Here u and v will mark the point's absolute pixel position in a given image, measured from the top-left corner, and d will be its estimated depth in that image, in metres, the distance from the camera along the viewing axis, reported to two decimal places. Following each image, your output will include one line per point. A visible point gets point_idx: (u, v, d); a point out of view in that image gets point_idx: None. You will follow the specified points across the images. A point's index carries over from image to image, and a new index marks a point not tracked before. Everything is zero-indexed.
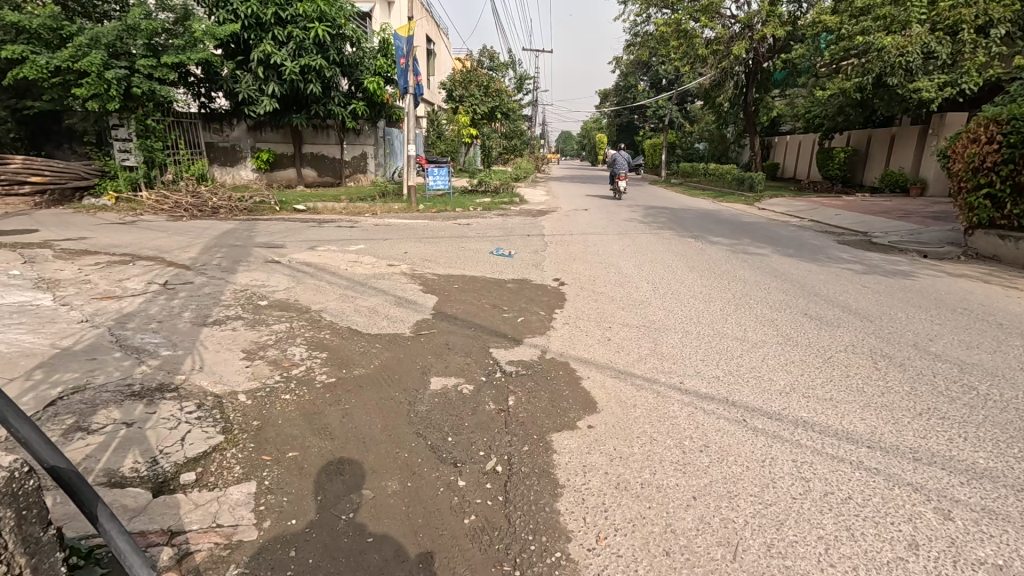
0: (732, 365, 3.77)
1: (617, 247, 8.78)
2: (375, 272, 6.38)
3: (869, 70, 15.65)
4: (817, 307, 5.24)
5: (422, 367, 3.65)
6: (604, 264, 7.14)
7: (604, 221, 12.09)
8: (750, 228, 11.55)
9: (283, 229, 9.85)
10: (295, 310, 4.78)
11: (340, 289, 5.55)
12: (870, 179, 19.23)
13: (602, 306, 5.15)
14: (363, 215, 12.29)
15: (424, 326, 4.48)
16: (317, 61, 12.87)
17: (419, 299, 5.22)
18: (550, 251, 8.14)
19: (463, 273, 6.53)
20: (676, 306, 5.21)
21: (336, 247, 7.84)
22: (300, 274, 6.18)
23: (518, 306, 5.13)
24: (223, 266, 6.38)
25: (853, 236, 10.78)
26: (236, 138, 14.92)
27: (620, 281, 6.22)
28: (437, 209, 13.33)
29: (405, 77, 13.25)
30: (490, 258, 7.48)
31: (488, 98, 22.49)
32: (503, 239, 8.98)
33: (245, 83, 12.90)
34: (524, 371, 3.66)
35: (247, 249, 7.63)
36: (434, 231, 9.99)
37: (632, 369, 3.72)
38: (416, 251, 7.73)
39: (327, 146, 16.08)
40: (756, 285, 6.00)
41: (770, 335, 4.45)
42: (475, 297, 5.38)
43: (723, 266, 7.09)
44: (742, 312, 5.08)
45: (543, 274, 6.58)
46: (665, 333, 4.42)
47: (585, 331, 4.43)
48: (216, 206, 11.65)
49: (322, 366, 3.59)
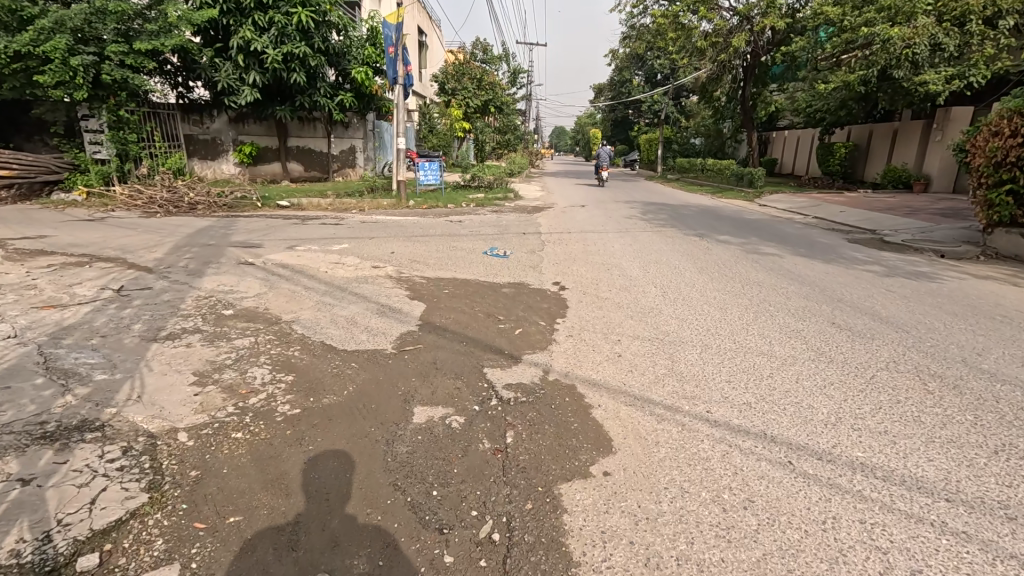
0: (763, 389, 3.27)
1: (618, 246, 8.28)
2: (357, 275, 5.83)
3: (874, 62, 15.18)
4: (845, 315, 4.76)
5: (405, 392, 3.11)
6: (606, 266, 6.63)
7: (602, 218, 11.56)
8: (754, 226, 11.09)
9: (263, 227, 9.26)
10: (263, 321, 4.22)
11: (317, 295, 5.00)
12: (871, 175, 18.86)
13: (608, 315, 4.64)
14: (350, 211, 11.70)
15: (409, 340, 3.94)
16: (301, 49, 12.20)
17: (404, 307, 4.68)
18: (548, 251, 7.63)
19: (454, 276, 5.99)
20: (690, 314, 4.71)
21: (318, 247, 7.27)
22: (274, 278, 5.61)
23: (516, 315, 4.61)
24: (190, 268, 5.80)
25: (862, 234, 10.35)
26: (217, 130, 14.22)
27: (625, 284, 5.71)
28: (428, 205, 12.77)
29: (394, 66, 12.66)
30: (484, 258, 6.94)
31: (481, 91, 22.14)
32: (497, 237, 8.46)
33: (225, 72, 12.22)
34: (524, 396, 3.14)
35: (220, 249, 7.05)
36: (425, 229, 9.43)
37: (649, 392, 3.21)
38: (404, 251, 7.17)
39: (314, 139, 15.43)
40: (774, 291, 5.52)
41: (800, 349, 3.95)
42: (467, 305, 4.85)
43: (735, 268, 6.59)
44: (764, 321, 4.58)
45: (541, 277, 6.06)
46: (682, 348, 3.91)
47: (592, 346, 3.92)
48: (193, 202, 11.01)
49: (286, 392, 3.04)
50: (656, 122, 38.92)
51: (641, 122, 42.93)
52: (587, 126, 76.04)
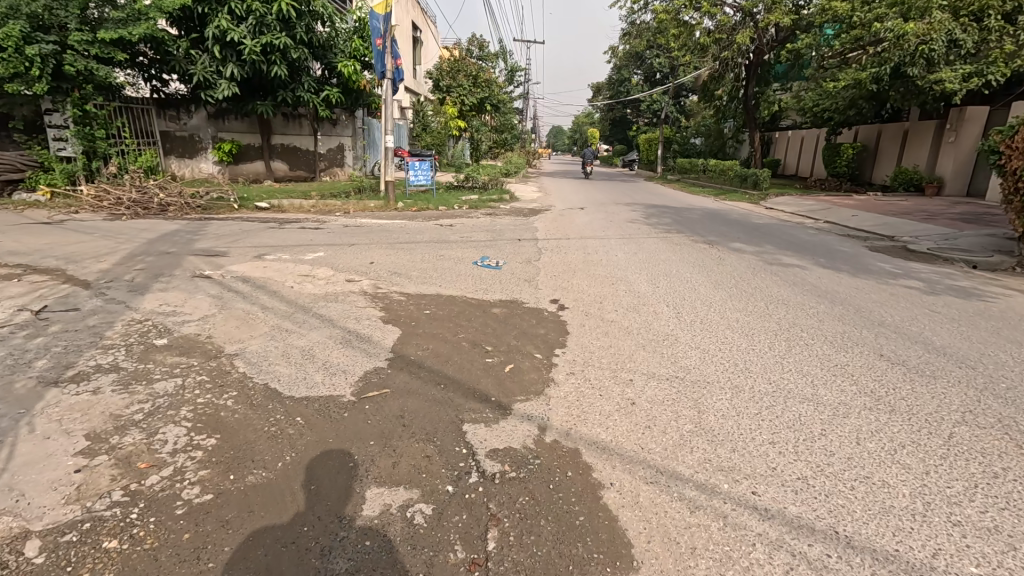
0: (821, 458, 2.55)
1: (622, 254, 7.59)
2: (326, 293, 5.10)
3: (886, 59, 14.53)
4: (891, 345, 4.06)
5: (358, 465, 2.40)
6: (610, 279, 5.92)
7: (603, 222, 10.82)
8: (765, 231, 10.39)
9: (235, 231, 8.49)
10: (199, 355, 3.49)
11: (274, 318, 4.27)
12: (879, 176, 18.24)
13: (616, 345, 3.93)
14: (334, 213, 10.98)
15: (374, 383, 3.20)
16: (282, 40, 11.43)
17: (374, 335, 3.94)
18: (544, 260, 6.94)
19: (439, 292, 5.27)
20: (711, 344, 4.00)
21: (289, 257, 6.53)
22: (230, 294, 4.88)
23: (508, 345, 3.88)
24: (134, 284, 5.06)
25: (881, 241, 9.68)
26: (195, 127, 13.43)
27: (633, 304, 5.00)
28: (418, 207, 12.03)
29: (383, 60, 11.93)
30: (473, 270, 6.22)
31: (477, 88, 21.39)
32: (489, 245, 7.73)
33: (201, 64, 11.49)
34: (514, 469, 2.40)
35: (178, 258, 6.31)
36: (412, 234, 8.71)
37: (675, 461, 2.50)
38: (384, 261, 6.44)
39: (300, 137, 14.69)
40: (804, 313, 4.83)
41: (850, 392, 3.26)
42: (451, 330, 4.15)
43: (754, 283, 5.89)
44: (799, 353, 3.89)
45: (538, 293, 5.33)
46: (708, 393, 3.20)
47: (599, 388, 3.21)
48: (163, 204, 10.23)
49: (199, 467, 2.31)
50: (655, 122, 38.21)
51: (640, 122, 42.30)
52: (585, 126, 75.56)
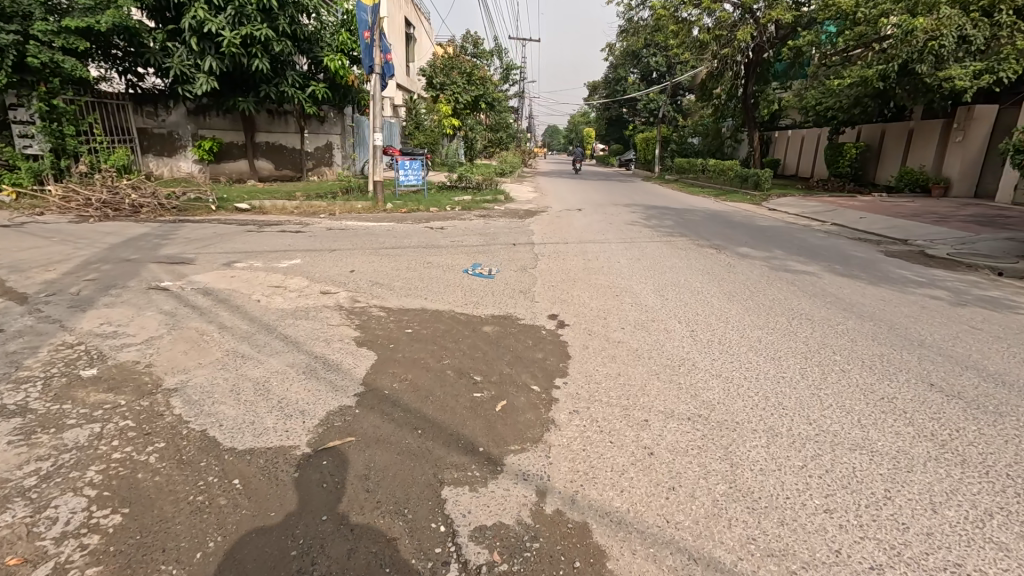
0: (897, 536, 2.02)
1: (624, 260, 7.07)
2: (296, 308, 4.53)
3: (893, 56, 14.09)
4: (940, 371, 3.55)
5: (301, 555, 1.84)
6: (614, 290, 5.40)
7: (602, 225, 10.29)
8: (772, 234, 9.89)
9: (209, 235, 7.90)
10: (131, 390, 2.92)
11: (231, 341, 3.69)
12: (883, 177, 17.81)
13: (626, 373, 3.40)
14: (318, 215, 10.40)
15: (338, 428, 2.63)
16: (263, 31, 10.82)
17: (344, 364, 3.38)
18: (541, 267, 6.41)
19: (424, 306, 4.73)
20: (734, 371, 3.47)
21: (260, 265, 5.95)
22: (186, 310, 4.30)
23: (500, 373, 3.33)
24: (78, 298, 4.47)
25: (894, 244, 9.22)
26: (174, 123, 12.77)
27: (640, 319, 4.47)
28: (408, 208, 11.47)
29: (370, 53, 11.35)
30: (464, 280, 5.66)
31: (471, 86, 20.78)
32: (482, 251, 7.18)
33: (177, 57, 10.88)
34: (505, 559, 1.86)
35: (137, 266, 5.71)
36: (399, 238, 8.16)
37: (713, 544, 1.96)
38: (365, 270, 5.87)
39: (285, 135, 14.10)
40: (831, 330, 4.33)
41: (907, 436, 2.74)
42: (436, 354, 3.60)
43: (770, 294, 5.39)
44: (836, 381, 3.37)
45: (534, 307, 4.78)
46: (741, 439, 2.67)
47: (610, 435, 2.67)
48: (134, 205, 9.59)
49: (87, 565, 1.75)
50: (652, 121, 37.72)
51: (636, 122, 41.82)
52: (581, 125, 75.12)
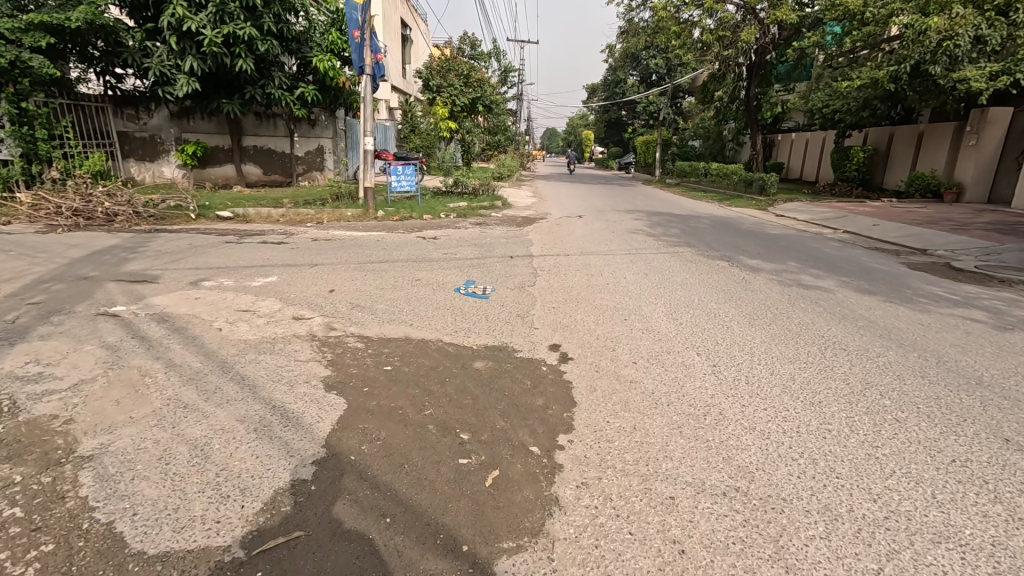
0: None
1: (630, 275, 6.53)
2: (262, 338, 3.97)
3: (905, 57, 13.62)
4: (1013, 420, 3.01)
5: None
6: (622, 313, 4.85)
7: (604, 234, 9.75)
8: (784, 244, 9.35)
9: (183, 247, 7.35)
10: (34, 460, 2.36)
11: (176, 386, 3.13)
12: (891, 181, 17.32)
13: (642, 428, 2.87)
14: (305, 224, 9.86)
15: (284, 519, 2.07)
16: (246, 29, 10.28)
17: (305, 418, 2.82)
18: (540, 284, 5.88)
19: (409, 334, 4.19)
20: (770, 424, 2.94)
21: (230, 283, 5.41)
22: (133, 342, 3.74)
23: (492, 429, 2.78)
24: (11, 328, 3.92)
25: (915, 255, 8.69)
26: (156, 127, 12.23)
27: (653, 351, 3.94)
28: (400, 215, 10.93)
29: (360, 52, 10.81)
30: (454, 301, 5.11)
31: (468, 88, 20.01)
32: (476, 265, 6.64)
33: (157, 57, 10.37)
34: None
35: (91, 287, 5.13)
36: (389, 249, 7.63)
37: None
38: (347, 289, 5.32)
39: (274, 139, 13.56)
40: (872, 366, 3.79)
41: (998, 521, 2.19)
42: (416, 401, 3.06)
43: (794, 318, 4.86)
44: (892, 437, 2.83)
45: (532, 335, 4.24)
46: (793, 528, 2.13)
47: (629, 525, 2.12)
48: (108, 213, 9.04)
49: None
50: (651, 124, 37.25)
51: (635, 124, 41.40)
52: (581, 127, 74.71)
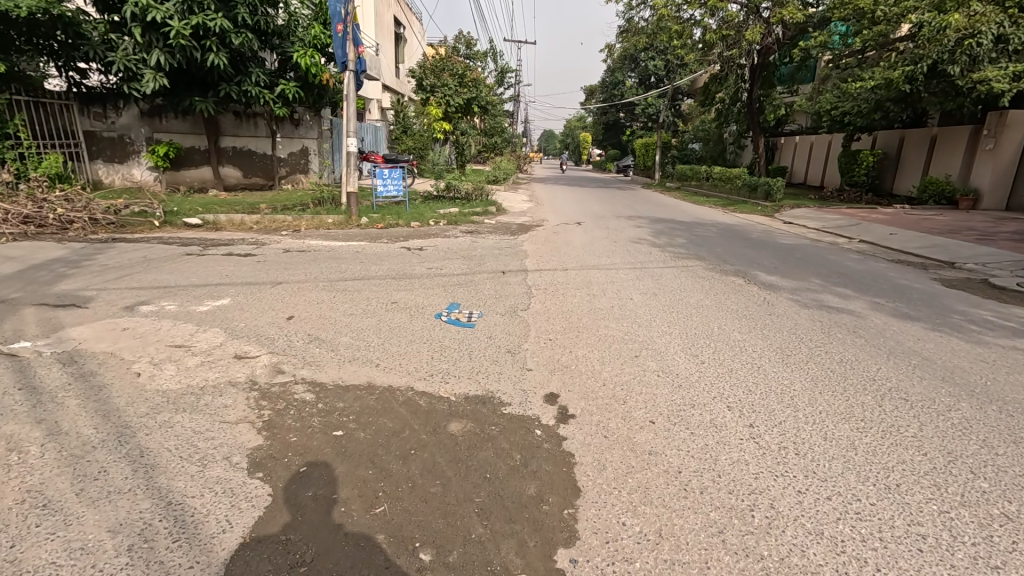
0: None
1: (637, 294, 5.79)
2: (188, 388, 3.18)
3: (921, 56, 12.97)
4: None
5: None
6: (631, 347, 4.09)
7: (605, 244, 9.00)
8: (801, 255, 8.62)
9: (135, 261, 6.57)
10: None
11: (48, 469, 2.35)
12: (902, 186, 16.65)
13: (670, 536, 2.11)
14: (281, 232, 9.09)
15: None
16: (218, 20, 9.49)
17: (206, 526, 2.05)
18: (533, 307, 5.12)
19: (373, 381, 3.41)
20: (844, 530, 2.17)
21: (172, 309, 4.62)
22: (17, 396, 2.95)
23: (465, 545, 2.00)
24: None
25: (944, 269, 7.98)
26: (125, 126, 11.40)
27: (674, 406, 3.17)
28: (386, 222, 10.16)
29: (343, 48, 9.99)
30: (433, 330, 4.34)
31: (463, 88, 19.13)
32: (463, 284, 5.85)
33: (121, 50, 9.60)
34: None
35: (3, 314, 4.33)
36: (368, 263, 6.86)
37: None
38: (307, 316, 4.54)
39: (255, 139, 12.79)
40: (949, 426, 3.03)
41: None
42: (366, 493, 2.30)
43: (835, 355, 4.10)
44: (1015, 551, 2.06)
45: (523, 381, 3.45)
46: None
47: None
48: (62, 220, 8.22)
49: None
50: (651, 126, 36.63)
51: (634, 126, 40.76)
52: (578, 130, 74.01)
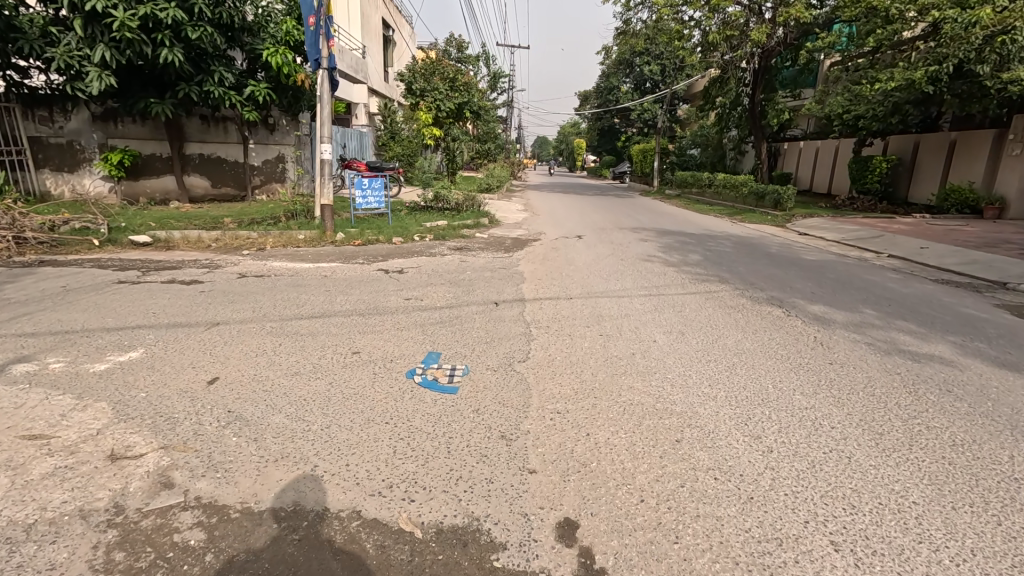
0: None
1: (660, 333, 4.70)
2: (6, 528, 2.06)
3: (945, 56, 12.05)
4: None
5: None
6: (670, 426, 3.00)
7: (612, 262, 7.93)
8: (833, 275, 7.61)
9: (48, 292, 5.42)
10: None
11: None
12: (918, 194, 15.75)
13: None
14: (243, 250, 7.99)
15: None
16: (170, 11, 8.41)
17: None
18: (534, 356, 4.02)
19: (304, 502, 2.29)
20: None
21: (55, 370, 3.47)
22: None
23: None
24: None
25: (1000, 292, 6.98)
26: (74, 131, 10.25)
27: (753, 549, 2.08)
28: (364, 237, 9.08)
29: (315, 44, 8.96)
30: (402, 400, 3.23)
31: (454, 93, 18.23)
32: (445, 323, 4.75)
33: (62, 45, 8.50)
34: None
35: None
36: (333, 293, 5.74)
37: None
38: (238, 379, 3.43)
39: (225, 145, 11.68)
40: None
41: None
42: None
43: (946, 435, 3.03)
44: None
45: (523, 497, 2.36)
46: None
47: None
48: None
49: None
50: (647, 132, 35.75)
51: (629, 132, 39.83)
52: (572, 137, 73.20)
